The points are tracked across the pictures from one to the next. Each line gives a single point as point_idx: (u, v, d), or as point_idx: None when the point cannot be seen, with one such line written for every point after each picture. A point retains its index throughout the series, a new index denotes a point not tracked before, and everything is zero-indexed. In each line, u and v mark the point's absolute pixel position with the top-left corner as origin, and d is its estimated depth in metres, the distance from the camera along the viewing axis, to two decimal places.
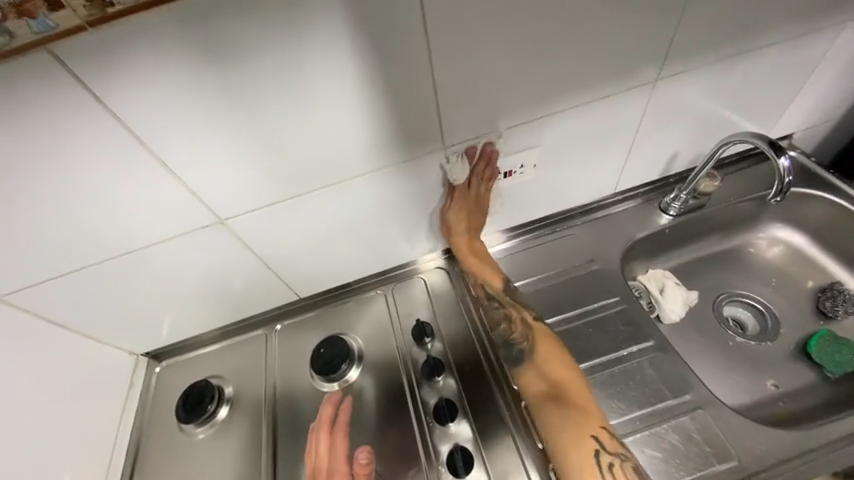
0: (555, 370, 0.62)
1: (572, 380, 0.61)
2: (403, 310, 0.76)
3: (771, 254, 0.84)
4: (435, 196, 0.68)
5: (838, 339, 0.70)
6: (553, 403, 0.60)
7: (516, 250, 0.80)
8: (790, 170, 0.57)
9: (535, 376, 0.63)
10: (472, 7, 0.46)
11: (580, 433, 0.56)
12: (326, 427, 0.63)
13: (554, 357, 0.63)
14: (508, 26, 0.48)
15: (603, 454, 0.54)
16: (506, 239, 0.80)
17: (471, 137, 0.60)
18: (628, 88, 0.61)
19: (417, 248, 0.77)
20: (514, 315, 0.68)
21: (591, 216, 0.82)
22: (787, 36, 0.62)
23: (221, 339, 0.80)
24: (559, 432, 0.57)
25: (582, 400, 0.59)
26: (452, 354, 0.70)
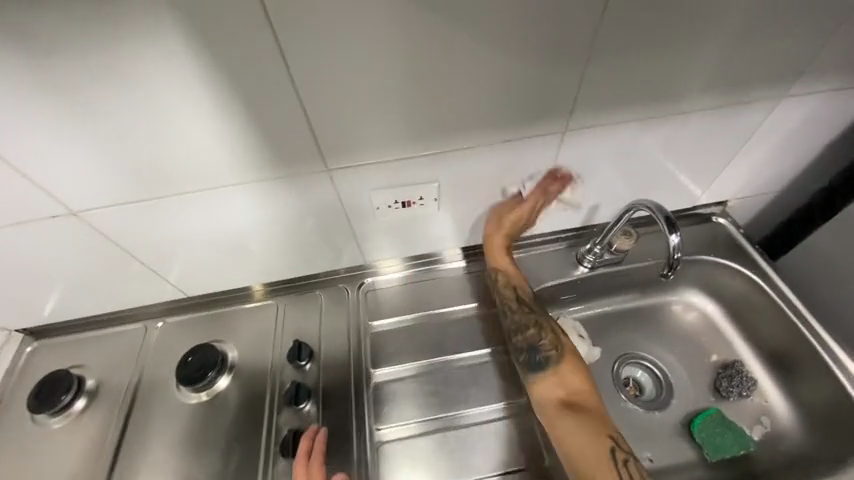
0: (574, 380, 0.61)
1: (583, 387, 0.61)
2: (288, 325, 0.73)
3: (685, 320, 0.82)
4: (327, 216, 0.64)
5: (727, 421, 0.69)
6: (570, 413, 0.59)
7: (422, 279, 0.77)
8: (680, 248, 0.53)
9: (555, 383, 0.61)
10: (331, 33, 0.41)
11: (594, 435, 0.56)
12: (301, 460, 0.57)
13: (570, 363, 0.63)
14: (379, 57, 0.44)
15: (618, 452, 0.55)
16: (418, 265, 0.78)
17: (358, 163, 0.56)
18: (534, 135, 0.57)
19: (315, 263, 0.74)
20: (543, 324, 0.67)
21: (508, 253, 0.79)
22: (713, 106, 0.58)
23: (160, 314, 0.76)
24: (579, 440, 0.56)
25: (600, 413, 0.59)
26: (324, 381, 0.66)
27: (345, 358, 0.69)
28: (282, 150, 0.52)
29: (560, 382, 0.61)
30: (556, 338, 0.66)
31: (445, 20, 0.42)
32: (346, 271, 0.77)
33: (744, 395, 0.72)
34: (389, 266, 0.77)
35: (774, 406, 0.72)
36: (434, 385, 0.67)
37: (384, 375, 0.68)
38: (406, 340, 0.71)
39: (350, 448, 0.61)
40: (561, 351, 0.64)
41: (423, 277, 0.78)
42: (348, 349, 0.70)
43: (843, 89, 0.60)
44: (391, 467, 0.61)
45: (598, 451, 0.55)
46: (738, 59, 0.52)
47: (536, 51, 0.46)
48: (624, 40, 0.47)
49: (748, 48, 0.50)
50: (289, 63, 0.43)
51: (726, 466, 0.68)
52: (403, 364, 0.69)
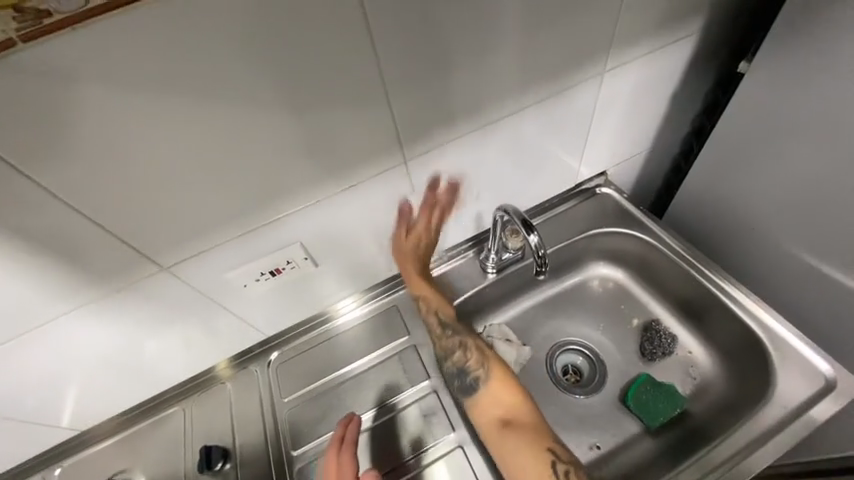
0: (504, 395, 0.59)
1: (519, 404, 0.59)
2: (199, 428, 0.67)
3: (603, 293, 0.82)
4: (195, 309, 0.59)
5: (659, 385, 0.70)
6: (508, 429, 0.57)
7: (338, 332, 0.73)
8: (542, 245, 0.55)
9: (490, 401, 0.59)
10: (81, 143, 0.38)
11: (536, 450, 0.54)
12: (336, 444, 0.57)
13: (502, 377, 0.61)
14: (152, 151, 0.41)
15: (560, 464, 0.54)
16: (370, 306, 0.74)
17: (198, 252, 0.52)
18: (374, 172, 0.55)
19: (211, 355, 0.68)
20: (470, 343, 0.64)
21: None
22: (540, 97, 0.58)
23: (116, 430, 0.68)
24: (520, 462, 0.54)
25: (540, 426, 0.57)
26: (245, 479, 0.62)
27: (264, 447, 0.64)
28: (103, 263, 0.48)
29: (498, 403, 0.59)
30: (481, 352, 0.64)
31: (214, 99, 0.40)
32: (258, 348, 0.72)
33: (668, 353, 0.74)
34: (343, 306, 0.73)
35: (696, 354, 0.73)
36: (362, 448, 0.63)
37: (308, 453, 0.63)
38: (325, 404, 0.67)
39: None
40: (488, 369, 0.61)
41: (379, 306, 0.75)
42: (266, 436, 0.65)
43: (658, 49, 0.62)
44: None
45: (539, 466, 0.54)
46: (538, 52, 0.52)
47: (325, 100, 0.45)
48: (414, 67, 0.46)
49: (542, 40, 0.51)
50: (51, 184, 0.39)
51: (668, 429, 0.69)
52: (324, 435, 0.64)
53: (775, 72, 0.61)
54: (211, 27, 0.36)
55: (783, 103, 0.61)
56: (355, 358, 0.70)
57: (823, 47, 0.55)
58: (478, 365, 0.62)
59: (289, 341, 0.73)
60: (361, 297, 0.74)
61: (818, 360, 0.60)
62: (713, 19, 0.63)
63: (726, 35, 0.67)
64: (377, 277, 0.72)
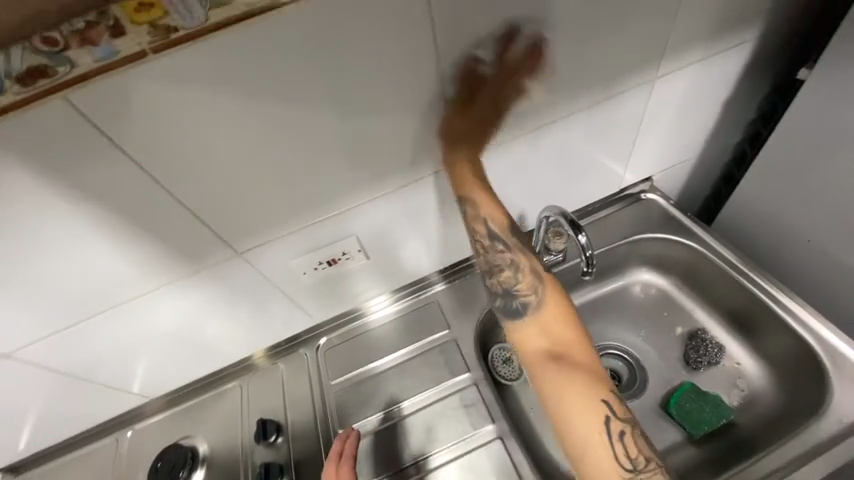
0: (561, 330, 0.53)
1: (579, 340, 0.52)
2: (254, 403, 0.73)
3: (645, 299, 0.81)
4: (258, 293, 0.65)
5: (703, 395, 0.69)
6: (558, 363, 0.50)
7: (382, 323, 0.77)
8: (589, 245, 0.56)
9: (536, 332, 0.54)
10: (186, 141, 0.44)
11: (590, 396, 0.48)
12: (334, 460, 0.59)
13: (559, 309, 0.54)
14: (242, 149, 0.47)
15: (613, 418, 0.48)
16: (402, 303, 0.78)
17: (268, 240, 0.57)
18: (428, 171, 0.58)
19: (268, 336, 0.74)
20: (522, 261, 0.58)
21: (458, 275, 0.79)
22: (590, 102, 0.60)
23: (164, 408, 0.76)
24: (566, 398, 0.49)
25: (598, 370, 0.51)
26: (295, 453, 0.67)
27: (313, 425, 0.69)
28: (189, 246, 0.54)
29: (545, 333, 0.53)
30: (536, 276, 0.57)
31: (297, 104, 0.45)
32: (307, 333, 0.77)
33: (714, 363, 0.72)
34: (374, 304, 0.77)
35: (745, 366, 0.71)
36: (403, 431, 0.66)
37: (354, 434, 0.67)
38: (370, 390, 0.71)
39: None
40: (541, 292, 0.56)
41: (412, 304, 0.78)
42: (314, 414, 0.70)
43: (712, 55, 0.62)
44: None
45: (590, 416, 0.48)
46: (591, 59, 0.54)
47: (390, 105, 0.49)
48: (473, 73, 0.50)
49: (595, 47, 0.53)
50: (158, 176, 0.46)
51: (712, 440, 0.68)
52: (369, 417, 0.68)
53: (838, 78, 0.59)
54: (301, 41, 0.41)
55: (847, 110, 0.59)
56: (398, 348, 0.74)
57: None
58: (533, 296, 0.55)
59: (336, 329, 0.78)
60: (391, 296, 0.78)
61: None
62: (771, 24, 0.62)
63: (785, 41, 0.65)
64: (406, 278, 0.76)
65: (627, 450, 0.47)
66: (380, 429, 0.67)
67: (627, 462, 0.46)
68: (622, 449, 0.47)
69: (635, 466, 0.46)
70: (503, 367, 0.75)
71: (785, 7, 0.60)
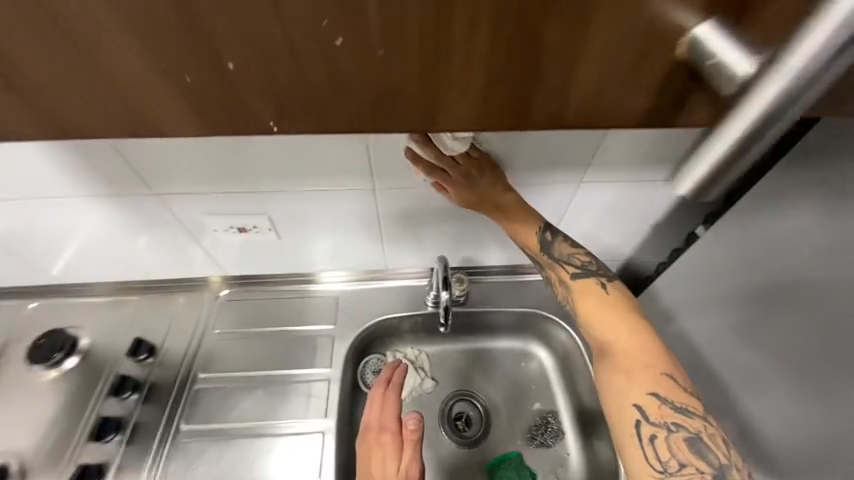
0: (606, 326, 0.60)
1: (626, 337, 0.58)
2: (144, 321, 0.80)
3: (526, 368, 0.86)
4: (170, 231, 0.70)
5: (522, 466, 0.77)
6: (607, 364, 0.58)
7: (288, 296, 0.83)
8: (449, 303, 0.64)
9: (589, 315, 0.62)
10: None
11: (623, 395, 0.55)
12: (383, 384, 0.70)
13: (610, 311, 0.61)
14: None
15: (645, 423, 0.53)
16: (348, 281, 0.84)
17: (184, 192, 0.63)
18: (344, 187, 0.63)
19: (178, 270, 0.81)
20: (558, 274, 0.65)
21: (381, 280, 0.85)
22: (511, 179, 0.63)
23: (74, 293, 0.82)
24: (607, 388, 0.57)
25: (650, 354, 0.57)
26: (155, 375, 0.74)
27: (181, 358, 0.76)
28: (113, 171, 0.59)
29: (598, 326, 0.61)
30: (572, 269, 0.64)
31: None
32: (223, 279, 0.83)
33: (547, 443, 0.78)
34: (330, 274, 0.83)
35: (572, 458, 0.77)
36: (250, 394, 0.72)
37: (210, 380, 0.74)
38: (242, 349, 0.77)
39: (151, 438, 0.67)
40: (577, 296, 0.63)
41: (350, 285, 0.84)
42: (187, 349, 0.77)
43: (638, 182, 0.65)
44: (181, 465, 0.66)
45: (623, 417, 0.55)
46: (514, 145, 0.58)
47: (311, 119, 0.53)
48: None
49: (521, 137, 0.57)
50: None
51: None
52: (228, 372, 0.74)
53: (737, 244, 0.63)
54: None
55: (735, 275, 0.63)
56: (285, 323, 0.80)
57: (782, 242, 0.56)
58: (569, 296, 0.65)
59: (266, 285, 0.83)
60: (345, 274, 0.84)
61: None
62: None
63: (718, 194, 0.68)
64: (361, 264, 0.82)
65: (659, 455, 0.52)
66: (230, 384, 0.73)
67: (659, 465, 0.52)
68: (654, 452, 0.52)
69: (666, 468, 0.51)
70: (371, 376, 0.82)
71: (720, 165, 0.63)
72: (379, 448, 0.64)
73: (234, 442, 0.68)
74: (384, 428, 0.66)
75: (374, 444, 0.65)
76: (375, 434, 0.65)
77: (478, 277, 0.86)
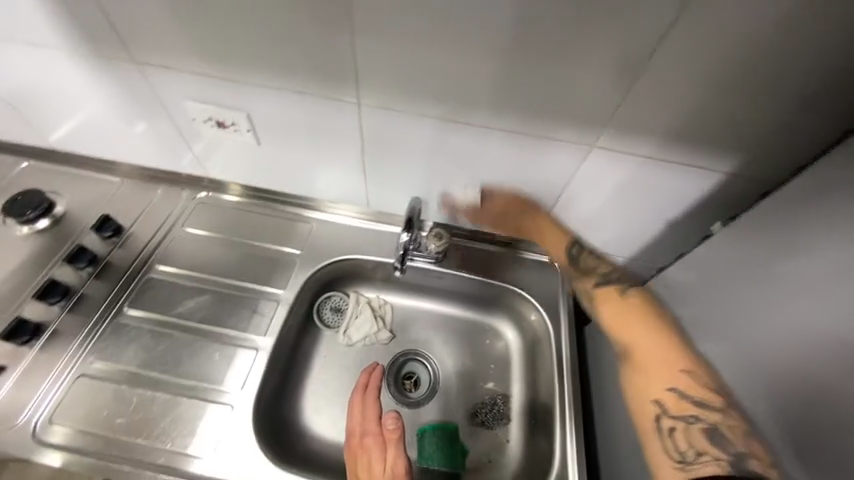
0: (626, 326, 0.61)
1: (643, 332, 0.59)
2: (119, 202, 0.79)
3: (489, 346, 0.80)
4: (151, 111, 0.68)
5: (455, 438, 0.72)
6: (627, 365, 0.59)
7: (272, 214, 0.81)
8: (407, 246, 0.61)
9: (610, 318, 0.62)
10: None
11: (641, 396, 0.56)
12: (360, 390, 0.65)
13: (632, 310, 0.61)
14: None
15: (663, 417, 0.53)
16: (359, 218, 0.81)
17: (164, 66, 0.59)
18: (328, 97, 0.58)
19: (160, 160, 0.79)
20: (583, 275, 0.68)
21: (374, 222, 0.81)
22: (507, 127, 0.56)
23: (64, 161, 0.83)
24: (629, 388, 0.58)
25: (671, 351, 0.56)
26: (114, 256, 0.73)
27: (143, 246, 0.75)
28: (95, 26, 0.56)
29: (619, 324, 0.61)
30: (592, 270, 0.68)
31: None
32: (208, 182, 0.81)
33: (488, 426, 0.73)
34: (340, 207, 0.80)
35: (510, 446, 0.72)
36: (198, 295, 0.71)
37: (164, 273, 0.73)
38: (205, 252, 0.76)
39: (93, 312, 0.68)
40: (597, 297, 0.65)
41: (349, 219, 0.81)
42: (151, 239, 0.76)
43: (657, 161, 0.56)
44: (114, 343, 0.66)
45: (643, 414, 0.56)
46: (516, 84, 0.51)
47: (294, 3, 0.48)
48: (389, 24, 0.48)
49: (523, 75, 0.50)
50: None
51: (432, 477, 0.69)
52: (184, 270, 0.73)
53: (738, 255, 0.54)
54: None
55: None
56: (254, 237, 0.78)
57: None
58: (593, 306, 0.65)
59: (270, 203, 0.82)
60: (352, 209, 0.80)
61: None
62: (740, 168, 0.55)
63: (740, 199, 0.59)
64: (370, 202, 0.78)
65: (678, 445, 0.51)
66: (184, 281, 0.72)
67: (677, 456, 0.51)
68: (672, 444, 0.52)
69: (684, 458, 0.50)
70: (329, 313, 0.79)
71: (752, 163, 0.54)
72: (364, 457, 0.59)
73: (169, 335, 0.67)
74: (367, 432, 0.61)
75: (358, 453, 0.59)
76: (357, 442, 0.60)
77: (461, 240, 0.80)
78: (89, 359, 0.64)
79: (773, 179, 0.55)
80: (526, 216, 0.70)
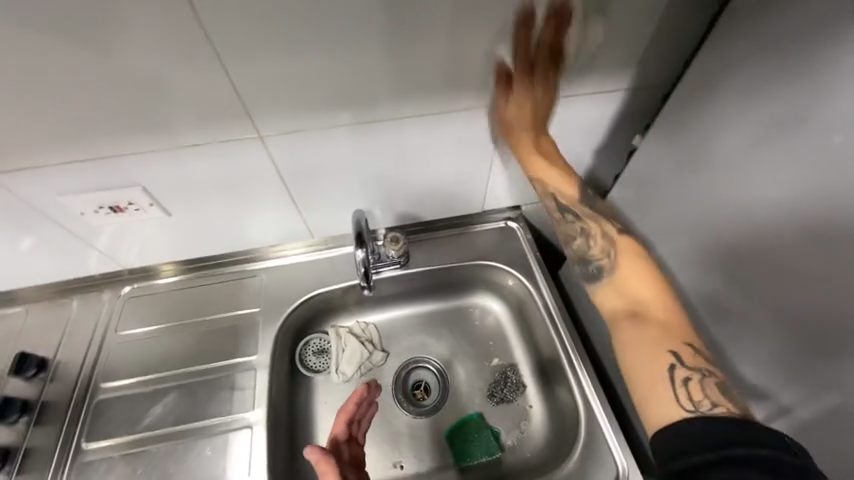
0: None
1: None
2: (32, 334, 0.68)
3: (481, 325, 0.80)
4: (28, 222, 0.58)
5: (481, 426, 0.71)
6: (634, 321, 0.48)
7: (215, 281, 0.74)
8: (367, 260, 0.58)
9: None
10: None
11: (653, 346, 0.45)
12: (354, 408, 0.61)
13: (640, 274, 0.50)
14: None
15: None
16: (311, 251, 0.76)
17: (23, 167, 0.51)
18: (226, 139, 0.53)
19: (62, 271, 0.68)
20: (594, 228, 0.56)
21: (327, 250, 0.76)
22: (420, 110, 0.55)
23: None
24: None
25: None
26: (50, 393, 0.63)
27: (79, 369, 0.65)
28: None
29: None
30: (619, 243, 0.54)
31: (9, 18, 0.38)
32: (129, 274, 0.72)
33: (509, 400, 0.73)
34: (288, 248, 0.75)
35: (535, 410, 0.72)
36: (165, 397, 0.63)
37: (114, 390, 0.64)
38: (155, 348, 0.67)
39: (47, 465, 0.58)
40: None
41: (300, 256, 0.76)
42: (85, 359, 0.66)
43: (568, 97, 0.58)
44: None
45: None
46: (413, 67, 0.50)
47: (148, 53, 0.43)
48: (263, 45, 0.44)
49: (416, 56, 0.49)
50: None
51: (476, 471, 0.68)
52: (136, 376, 0.65)
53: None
54: None
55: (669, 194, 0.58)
56: (204, 312, 0.71)
57: (713, 145, 0.51)
58: None
59: (210, 270, 0.74)
60: (301, 245, 0.75)
61: (619, 456, 0.58)
62: (637, 80, 0.58)
63: (648, 107, 0.63)
64: (317, 231, 0.73)
65: None
66: (142, 388, 0.64)
67: (692, 406, 0.41)
68: None
69: None
70: (313, 358, 0.74)
71: (647, 72, 0.57)
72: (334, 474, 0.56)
73: (146, 452, 0.59)
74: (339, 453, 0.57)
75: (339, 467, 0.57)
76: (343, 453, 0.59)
77: (417, 235, 0.78)
78: None
79: (669, 81, 0.59)
80: (543, 141, 0.58)
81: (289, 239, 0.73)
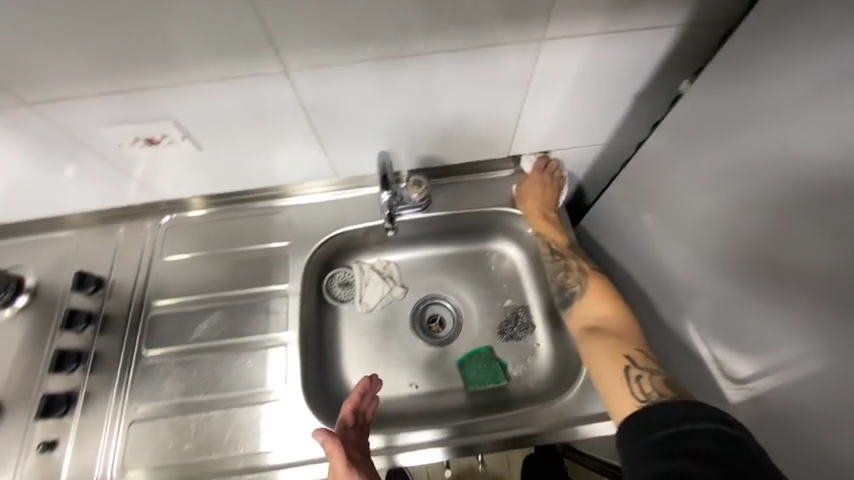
0: (598, 306, 0.64)
1: (613, 317, 0.62)
2: (87, 255, 0.75)
3: (497, 269, 0.83)
4: (70, 151, 0.61)
5: (489, 358, 0.77)
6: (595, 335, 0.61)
7: (246, 215, 0.77)
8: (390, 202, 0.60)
9: (585, 310, 0.64)
10: None
11: (615, 354, 0.57)
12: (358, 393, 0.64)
13: (601, 300, 0.64)
14: None
15: (633, 369, 0.54)
16: (335, 191, 0.78)
17: (60, 97, 0.52)
18: (251, 73, 0.52)
19: (106, 199, 0.73)
20: (572, 265, 0.69)
21: (351, 189, 0.78)
22: (449, 46, 0.52)
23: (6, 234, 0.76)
24: (595, 350, 0.59)
25: (616, 316, 0.62)
26: (109, 307, 0.72)
27: (131, 288, 0.73)
28: None
29: (594, 309, 0.64)
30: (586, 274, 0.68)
31: None
32: (167, 204, 0.77)
33: (518, 338, 0.78)
34: (314, 186, 0.77)
35: (541, 348, 0.77)
36: (209, 315, 0.71)
37: (163, 308, 0.71)
38: (195, 273, 0.74)
39: (116, 365, 0.68)
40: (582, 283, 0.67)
41: (325, 195, 0.78)
42: (135, 279, 0.73)
43: (612, 33, 0.53)
44: (147, 386, 0.67)
45: (608, 366, 0.56)
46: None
47: None
48: None
49: None
50: None
51: (482, 395, 0.76)
52: (182, 297, 0.72)
53: (708, 104, 0.53)
54: None
55: (706, 147, 0.55)
56: (238, 243, 0.76)
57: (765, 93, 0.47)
58: (579, 279, 0.67)
59: (240, 204, 0.78)
60: (325, 184, 0.77)
61: None
62: (692, 14, 0.52)
63: (699, 46, 0.57)
64: (341, 170, 0.74)
65: (644, 388, 0.52)
66: (188, 307, 0.71)
67: (642, 396, 0.52)
68: (638, 387, 0.53)
69: (649, 397, 0.51)
70: (338, 289, 0.80)
71: (705, 4, 0.51)
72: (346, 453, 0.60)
73: (196, 360, 0.68)
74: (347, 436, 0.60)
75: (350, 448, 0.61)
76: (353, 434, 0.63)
77: (440, 178, 0.78)
78: (133, 406, 0.66)
79: (730, 14, 0.52)
80: (549, 193, 0.74)
81: (314, 177, 0.75)
